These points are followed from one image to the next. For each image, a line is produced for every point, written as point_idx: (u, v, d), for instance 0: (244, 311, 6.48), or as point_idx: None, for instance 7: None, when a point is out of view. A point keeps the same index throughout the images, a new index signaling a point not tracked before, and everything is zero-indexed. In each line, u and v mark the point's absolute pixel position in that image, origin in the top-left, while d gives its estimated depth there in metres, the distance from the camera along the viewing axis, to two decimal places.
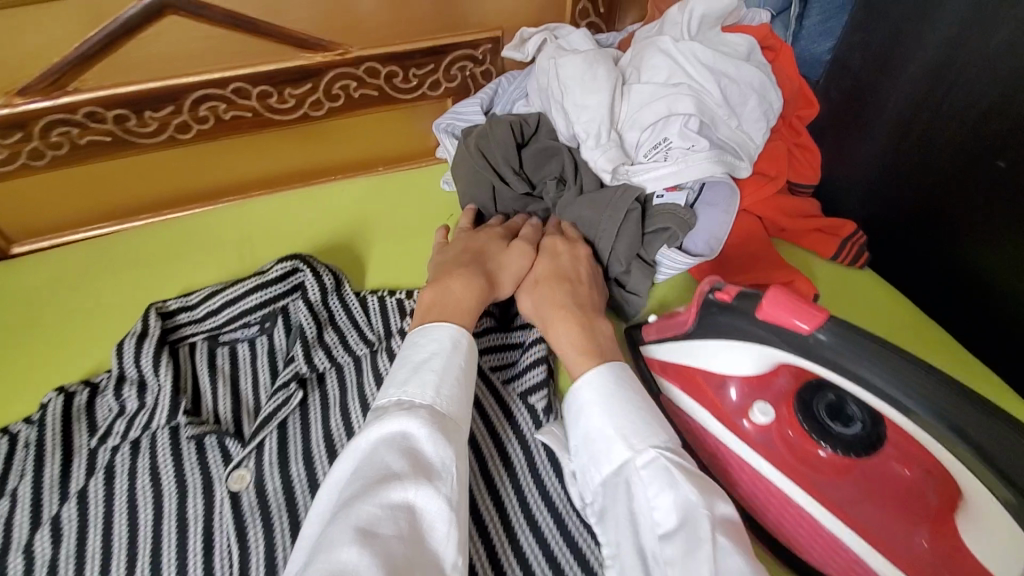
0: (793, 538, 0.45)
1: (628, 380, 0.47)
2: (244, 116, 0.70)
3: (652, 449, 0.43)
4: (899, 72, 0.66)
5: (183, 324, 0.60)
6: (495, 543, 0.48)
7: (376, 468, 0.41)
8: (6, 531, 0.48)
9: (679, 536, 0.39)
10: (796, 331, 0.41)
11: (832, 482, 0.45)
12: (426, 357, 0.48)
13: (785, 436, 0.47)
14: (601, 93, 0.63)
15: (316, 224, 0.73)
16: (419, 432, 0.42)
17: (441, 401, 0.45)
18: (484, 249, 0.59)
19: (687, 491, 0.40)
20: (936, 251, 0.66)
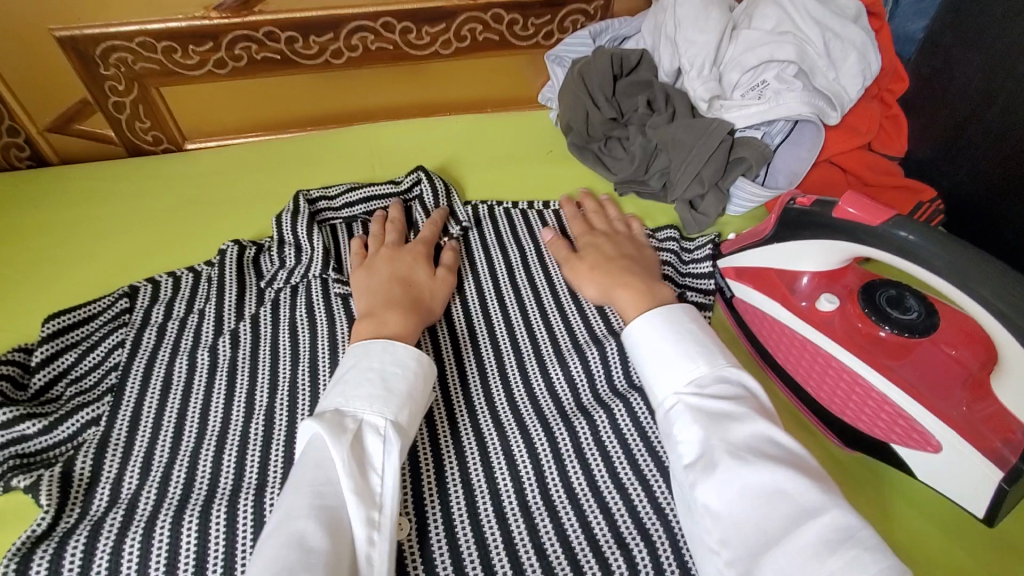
0: (846, 412, 0.49)
1: (665, 330, 0.51)
2: (386, 49, 0.82)
3: (677, 393, 0.47)
4: (991, 45, 0.72)
5: (325, 209, 0.71)
6: (573, 373, 0.57)
7: (319, 459, 0.43)
8: (199, 334, 0.59)
9: (697, 464, 0.42)
10: (861, 223, 0.47)
11: (888, 360, 0.49)
12: (340, 369, 0.50)
13: (839, 322, 0.52)
14: (709, 33, 0.71)
15: (437, 146, 0.84)
16: (321, 431, 0.43)
17: (347, 404, 0.46)
18: (409, 276, 0.61)
19: (699, 428, 0.44)
20: (1010, 214, 0.71)
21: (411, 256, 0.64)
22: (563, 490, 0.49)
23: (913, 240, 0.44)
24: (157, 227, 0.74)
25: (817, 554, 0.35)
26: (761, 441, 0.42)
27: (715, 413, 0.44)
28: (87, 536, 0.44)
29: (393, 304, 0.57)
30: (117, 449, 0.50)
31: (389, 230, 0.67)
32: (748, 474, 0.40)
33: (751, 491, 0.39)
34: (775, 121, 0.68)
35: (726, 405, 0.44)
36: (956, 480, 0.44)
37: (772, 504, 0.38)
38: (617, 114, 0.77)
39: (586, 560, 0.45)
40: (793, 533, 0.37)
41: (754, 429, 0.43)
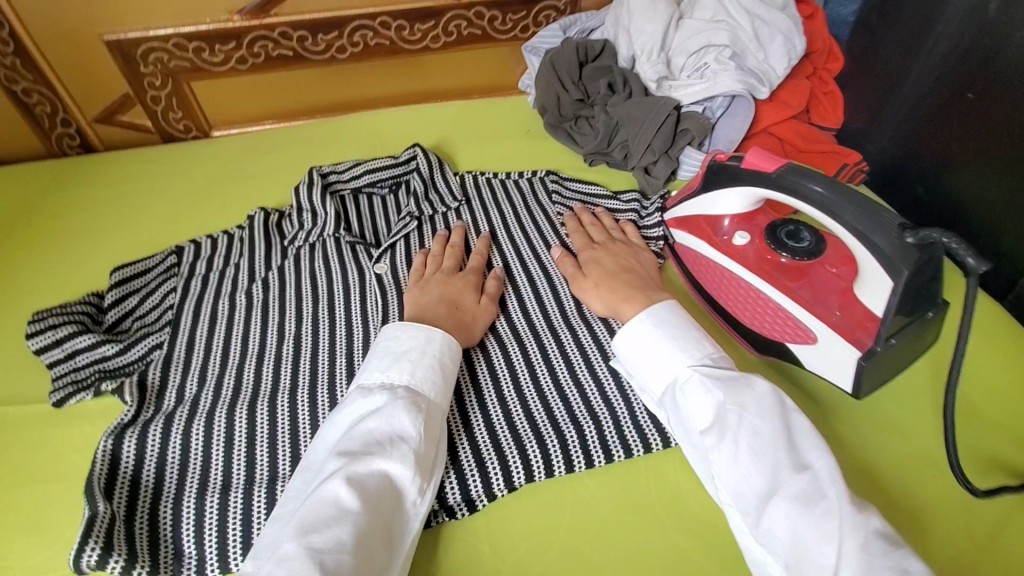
0: (758, 322, 0.63)
1: (670, 316, 0.58)
2: (384, 44, 0.94)
3: (689, 371, 0.53)
4: (901, 27, 0.83)
5: (335, 181, 0.83)
6: (543, 301, 0.69)
7: (387, 435, 0.49)
8: (236, 281, 0.72)
9: (713, 431, 0.49)
10: (762, 170, 0.59)
11: (786, 280, 0.61)
12: (406, 349, 0.57)
13: (751, 252, 0.64)
14: (657, 23, 0.84)
15: (430, 128, 0.96)
16: (403, 407, 0.51)
17: (416, 383, 0.54)
18: (457, 299, 0.65)
19: (712, 399, 0.50)
20: (923, 171, 0.82)
21: (461, 282, 0.68)
22: (532, 387, 0.61)
23: (797, 178, 0.57)
24: (191, 199, 0.86)
25: (809, 500, 0.43)
26: (764, 404, 0.49)
27: (725, 382, 0.51)
28: (164, 424, 0.57)
29: (438, 320, 0.62)
30: (179, 365, 0.63)
31: (448, 257, 0.72)
32: (759, 433, 0.47)
33: (754, 445, 0.47)
34: (714, 97, 0.81)
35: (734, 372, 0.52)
36: (830, 364, 0.57)
37: (771, 454, 0.46)
38: (583, 96, 0.90)
39: (547, 432, 0.58)
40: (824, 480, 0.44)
41: (761, 396, 0.50)
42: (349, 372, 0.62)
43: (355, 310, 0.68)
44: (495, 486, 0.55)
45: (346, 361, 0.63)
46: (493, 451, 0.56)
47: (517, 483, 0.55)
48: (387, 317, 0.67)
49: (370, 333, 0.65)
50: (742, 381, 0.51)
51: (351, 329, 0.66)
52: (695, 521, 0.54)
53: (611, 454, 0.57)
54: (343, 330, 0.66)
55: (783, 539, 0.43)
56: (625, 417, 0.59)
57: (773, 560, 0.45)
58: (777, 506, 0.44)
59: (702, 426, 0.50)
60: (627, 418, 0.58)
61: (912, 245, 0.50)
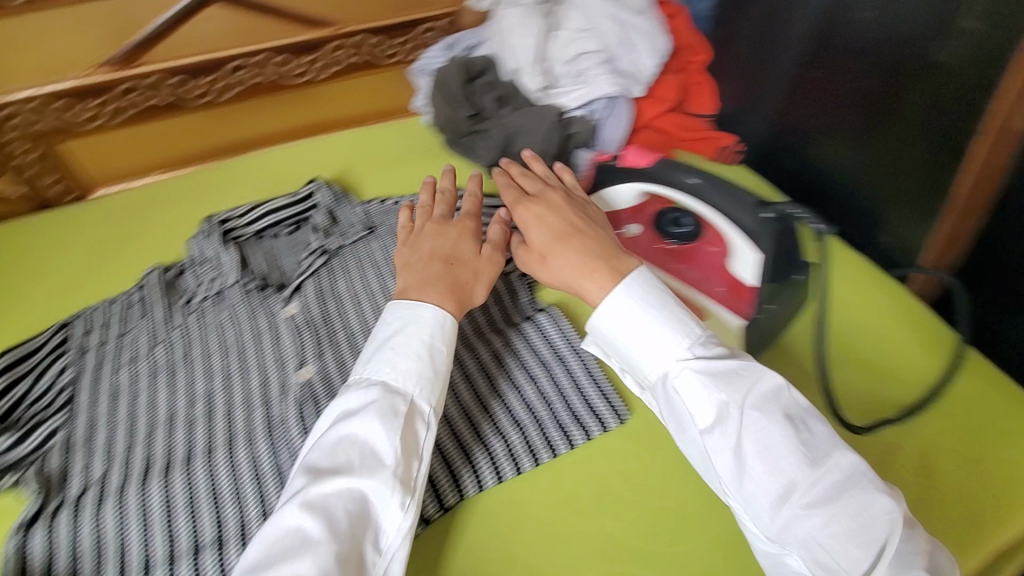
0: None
1: (650, 297, 0.56)
2: (266, 81, 0.93)
3: (681, 363, 0.53)
4: (747, 17, 0.90)
5: (233, 226, 0.81)
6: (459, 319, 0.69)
7: (358, 449, 0.52)
8: (136, 348, 0.68)
9: (717, 432, 0.50)
10: (639, 168, 0.68)
11: (674, 265, 0.66)
12: (389, 335, 0.59)
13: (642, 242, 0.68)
14: (530, 36, 0.87)
15: (325, 160, 0.94)
16: (376, 418, 0.53)
17: (396, 377, 0.56)
18: (453, 253, 0.65)
19: (711, 398, 0.51)
20: (787, 145, 0.89)
21: (457, 231, 0.67)
22: (457, 408, 0.62)
23: (671, 171, 0.66)
24: (77, 266, 0.81)
25: (825, 498, 0.46)
26: (771, 404, 0.50)
27: (722, 379, 0.52)
28: (70, 513, 0.54)
29: (433, 282, 0.62)
30: (82, 447, 0.60)
31: (438, 204, 0.71)
32: (765, 431, 0.49)
33: (764, 450, 0.48)
34: (595, 100, 0.86)
35: (729, 364, 0.52)
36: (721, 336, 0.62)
37: (785, 460, 0.47)
38: (475, 111, 0.92)
39: (474, 449, 0.60)
40: (831, 471, 0.47)
41: (760, 388, 0.51)
42: (269, 425, 0.61)
43: (269, 359, 0.67)
44: (429, 512, 0.56)
45: (264, 415, 0.62)
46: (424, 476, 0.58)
47: (450, 503, 0.57)
48: (302, 361, 0.66)
49: (287, 381, 0.64)
50: (744, 374, 0.52)
51: (266, 380, 0.65)
52: (621, 502, 0.58)
53: (538, 458, 0.60)
54: (259, 382, 0.65)
55: (798, 537, 0.46)
56: (547, 420, 0.62)
57: (785, 552, 0.48)
58: (793, 508, 0.47)
59: (707, 427, 0.51)
60: (549, 420, 0.62)
61: (768, 218, 0.60)
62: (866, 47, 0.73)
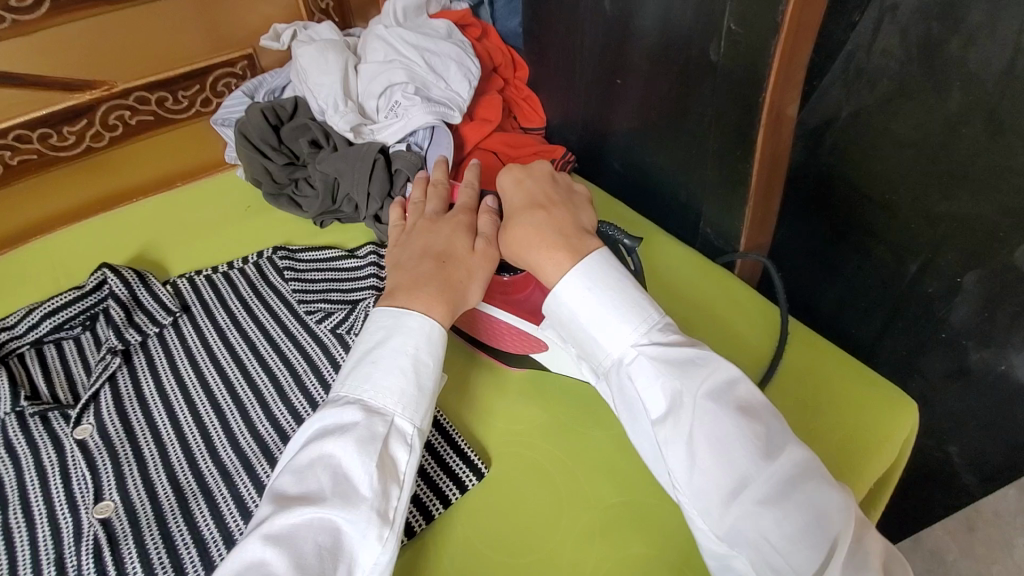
0: (502, 342, 0.66)
1: (603, 283, 0.55)
2: (30, 159, 0.80)
3: (638, 349, 0.52)
4: (551, 32, 0.92)
5: (2, 341, 0.67)
6: (291, 399, 0.63)
7: (333, 473, 0.47)
8: None
9: (669, 419, 0.49)
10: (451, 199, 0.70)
11: (513, 296, 0.66)
12: (376, 339, 0.54)
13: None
14: (332, 73, 0.83)
15: (123, 239, 0.82)
16: (353, 440, 0.48)
17: (375, 392, 0.51)
18: (446, 250, 0.60)
19: (662, 382, 0.50)
20: (612, 151, 0.91)
21: (449, 225, 0.64)
22: None
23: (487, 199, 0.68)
24: None
25: (773, 493, 0.45)
26: (725, 395, 0.49)
27: (679, 365, 0.50)
28: None
29: (423, 282, 0.57)
30: None
31: (432, 201, 0.68)
32: (719, 421, 0.47)
33: (720, 442, 0.47)
34: (414, 131, 0.82)
35: (685, 350, 0.51)
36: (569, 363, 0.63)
37: (740, 454, 0.46)
38: (291, 158, 0.85)
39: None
40: (779, 464, 0.46)
41: (716, 376, 0.50)
42: None
43: (56, 499, 0.56)
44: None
45: (54, 573, 0.51)
46: None
47: None
48: (100, 493, 0.56)
49: (80, 522, 0.54)
50: (703, 363, 0.51)
51: (54, 526, 0.54)
52: (486, 565, 0.53)
53: None
54: (44, 531, 0.54)
55: (748, 536, 0.45)
56: None
57: (733, 554, 0.46)
58: (744, 505, 0.45)
59: (660, 416, 0.50)
60: None
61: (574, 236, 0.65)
62: (651, 50, 0.76)
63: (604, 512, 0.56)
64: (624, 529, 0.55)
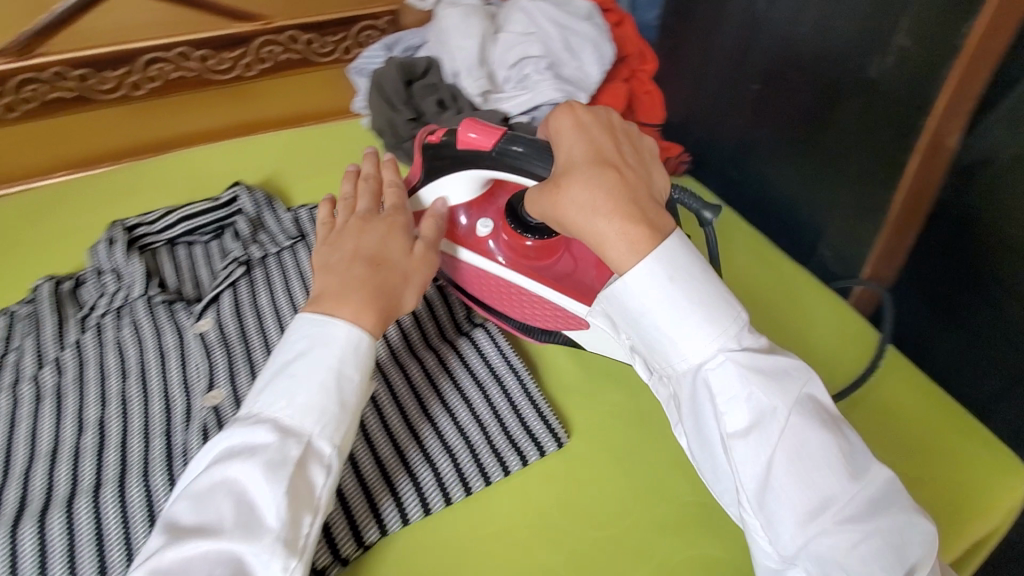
0: (525, 313, 0.65)
1: (691, 275, 0.47)
2: (188, 76, 0.86)
3: (725, 356, 0.46)
4: (691, 29, 0.90)
5: (143, 234, 0.74)
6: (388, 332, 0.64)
7: (236, 500, 0.45)
8: (20, 369, 0.61)
9: (753, 435, 0.45)
10: (480, 144, 0.57)
11: (540, 263, 0.64)
12: (297, 353, 0.50)
13: (497, 245, 0.65)
14: (472, 37, 0.85)
15: (255, 163, 0.88)
16: (257, 468, 0.45)
17: (291, 410, 0.48)
18: (379, 253, 0.56)
19: (749, 394, 0.46)
20: (732, 157, 0.89)
21: (384, 224, 0.58)
22: (384, 434, 0.57)
23: (517, 147, 0.56)
24: None
25: (856, 514, 0.43)
26: (812, 408, 0.47)
27: (768, 377, 0.46)
28: None
29: (352, 288, 0.52)
30: None
31: (360, 196, 0.62)
32: (803, 440, 0.45)
33: (803, 459, 0.44)
34: (540, 106, 0.83)
35: (775, 361, 0.47)
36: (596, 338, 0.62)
37: (825, 473, 0.44)
38: (416, 114, 0.87)
39: (398, 477, 0.55)
40: (863, 485, 0.44)
41: (801, 389, 0.47)
42: (168, 453, 0.55)
43: (173, 380, 0.60)
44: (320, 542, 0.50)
45: (163, 443, 0.55)
46: (338, 512, 0.52)
47: (369, 537, 0.52)
48: (213, 381, 0.61)
49: (192, 404, 0.59)
50: (794, 375, 0.47)
51: (168, 402, 0.59)
52: (557, 530, 0.54)
53: (469, 487, 0.55)
54: (159, 405, 0.58)
55: (822, 557, 0.43)
56: (481, 446, 0.57)
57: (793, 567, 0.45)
58: (823, 524, 0.43)
59: (737, 429, 0.46)
60: (483, 445, 0.57)
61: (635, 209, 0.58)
62: (804, 60, 0.73)
63: (679, 507, 0.55)
64: (697, 528, 0.54)
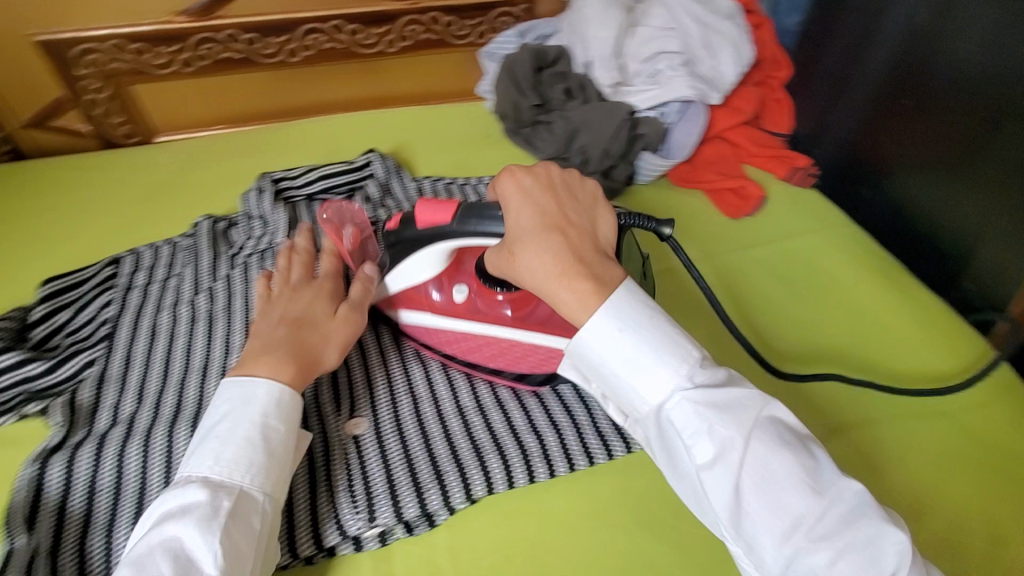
0: (519, 363, 0.61)
1: (638, 307, 0.44)
2: (338, 48, 0.92)
3: (677, 393, 0.42)
4: (839, 37, 0.86)
5: (287, 187, 0.81)
6: None
7: (172, 560, 0.40)
8: (179, 293, 0.68)
9: (719, 469, 0.41)
10: (439, 224, 0.55)
11: (528, 313, 0.60)
12: (216, 421, 0.48)
13: (479, 302, 0.60)
14: (611, 28, 0.85)
15: (386, 134, 0.93)
16: (191, 522, 0.42)
17: (218, 471, 0.45)
18: (298, 318, 0.55)
19: (710, 428, 0.41)
20: (867, 174, 0.84)
21: (307, 295, 0.58)
22: (492, 400, 0.60)
23: (478, 220, 0.53)
24: (131, 207, 0.81)
25: (833, 533, 0.39)
26: (773, 432, 0.42)
27: (724, 406, 0.42)
28: (96, 447, 0.53)
29: (272, 350, 0.52)
30: (115, 384, 0.59)
31: (296, 267, 0.62)
32: (759, 465, 0.40)
33: (766, 483, 0.40)
34: (669, 102, 0.82)
35: (731, 390, 0.42)
36: None
37: (791, 492, 0.39)
38: (540, 100, 0.89)
39: (506, 443, 0.57)
40: (836, 504, 0.39)
41: (761, 414, 0.42)
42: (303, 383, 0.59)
43: None
44: (295, 505, 0.52)
45: None
46: (452, 464, 0.55)
47: (476, 494, 0.54)
48: None
49: None
50: (746, 403, 0.42)
51: None
52: (657, 519, 0.54)
53: (573, 464, 0.56)
54: None
55: None
56: (587, 428, 0.58)
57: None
58: (799, 543, 0.39)
59: (705, 461, 0.41)
60: (589, 426, 0.58)
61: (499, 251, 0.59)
62: (973, 80, 0.68)
63: None
64: None
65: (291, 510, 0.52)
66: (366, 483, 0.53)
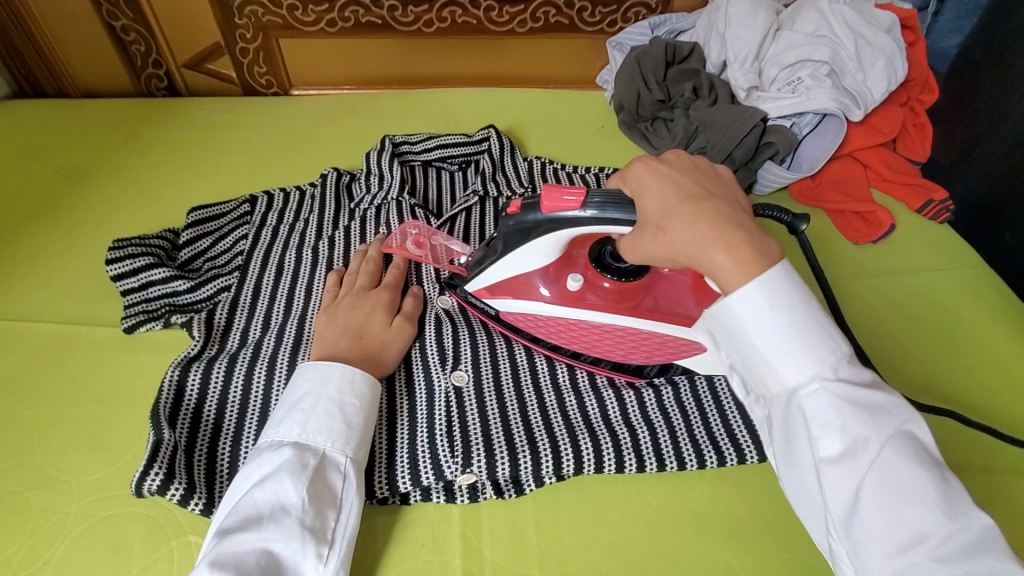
0: (628, 355, 0.59)
1: (795, 289, 0.40)
2: (471, 23, 0.94)
3: (820, 382, 0.38)
4: (1004, 66, 0.78)
5: (406, 150, 0.84)
6: None
7: (269, 506, 0.45)
8: (304, 235, 0.72)
9: (844, 463, 0.37)
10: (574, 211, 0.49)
11: (644, 304, 0.57)
12: (300, 396, 0.50)
13: (592, 295, 0.57)
14: (756, 30, 0.83)
15: (503, 111, 0.95)
16: (285, 474, 0.46)
17: (308, 437, 0.48)
18: (365, 328, 0.58)
19: (847, 421, 0.37)
20: (1011, 218, 0.76)
21: (370, 303, 0.61)
22: (588, 383, 0.60)
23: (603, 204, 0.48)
24: (264, 150, 0.87)
25: (956, 562, 0.34)
26: (913, 448, 0.37)
27: (866, 406, 0.38)
28: (228, 364, 0.57)
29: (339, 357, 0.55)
30: (244, 310, 0.63)
31: (361, 275, 0.64)
32: (888, 473, 0.36)
33: (892, 493, 0.36)
34: (806, 113, 0.79)
35: (875, 392, 0.38)
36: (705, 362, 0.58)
37: (915, 505, 0.36)
38: (664, 96, 0.87)
39: (600, 429, 0.56)
40: (960, 533, 0.35)
41: (901, 424, 0.38)
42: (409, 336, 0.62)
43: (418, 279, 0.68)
44: (376, 450, 0.54)
45: None
46: (545, 437, 0.55)
47: (565, 473, 0.54)
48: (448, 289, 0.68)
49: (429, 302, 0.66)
50: (886, 408, 0.38)
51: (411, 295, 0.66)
52: (744, 532, 0.53)
53: (664, 464, 0.55)
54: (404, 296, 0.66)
55: None
56: (682, 430, 0.57)
57: None
58: (915, 562, 0.35)
59: (829, 453, 0.38)
60: (684, 431, 0.57)
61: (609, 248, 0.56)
62: None
63: None
64: None
65: (387, 448, 0.54)
66: (464, 434, 0.54)
